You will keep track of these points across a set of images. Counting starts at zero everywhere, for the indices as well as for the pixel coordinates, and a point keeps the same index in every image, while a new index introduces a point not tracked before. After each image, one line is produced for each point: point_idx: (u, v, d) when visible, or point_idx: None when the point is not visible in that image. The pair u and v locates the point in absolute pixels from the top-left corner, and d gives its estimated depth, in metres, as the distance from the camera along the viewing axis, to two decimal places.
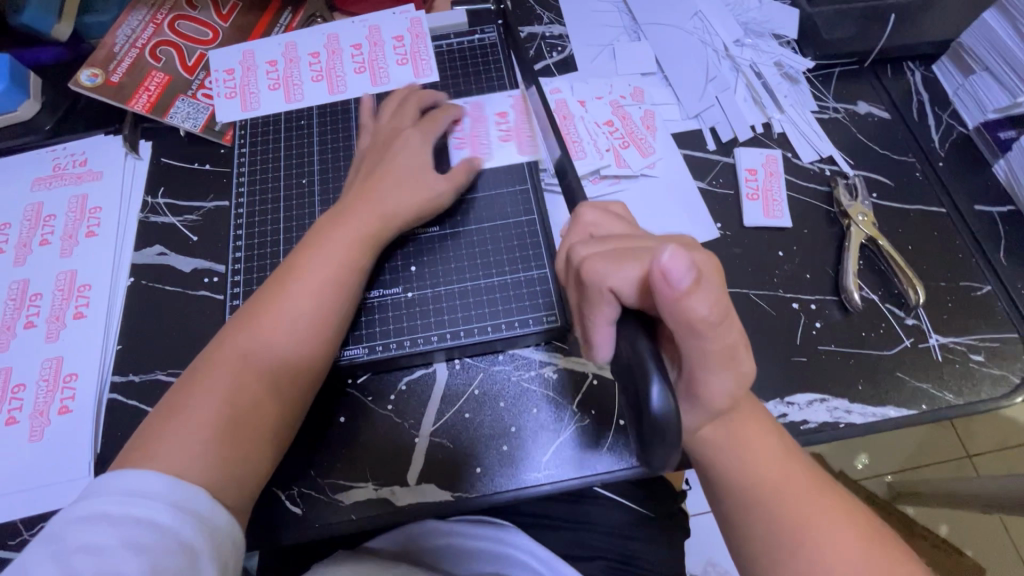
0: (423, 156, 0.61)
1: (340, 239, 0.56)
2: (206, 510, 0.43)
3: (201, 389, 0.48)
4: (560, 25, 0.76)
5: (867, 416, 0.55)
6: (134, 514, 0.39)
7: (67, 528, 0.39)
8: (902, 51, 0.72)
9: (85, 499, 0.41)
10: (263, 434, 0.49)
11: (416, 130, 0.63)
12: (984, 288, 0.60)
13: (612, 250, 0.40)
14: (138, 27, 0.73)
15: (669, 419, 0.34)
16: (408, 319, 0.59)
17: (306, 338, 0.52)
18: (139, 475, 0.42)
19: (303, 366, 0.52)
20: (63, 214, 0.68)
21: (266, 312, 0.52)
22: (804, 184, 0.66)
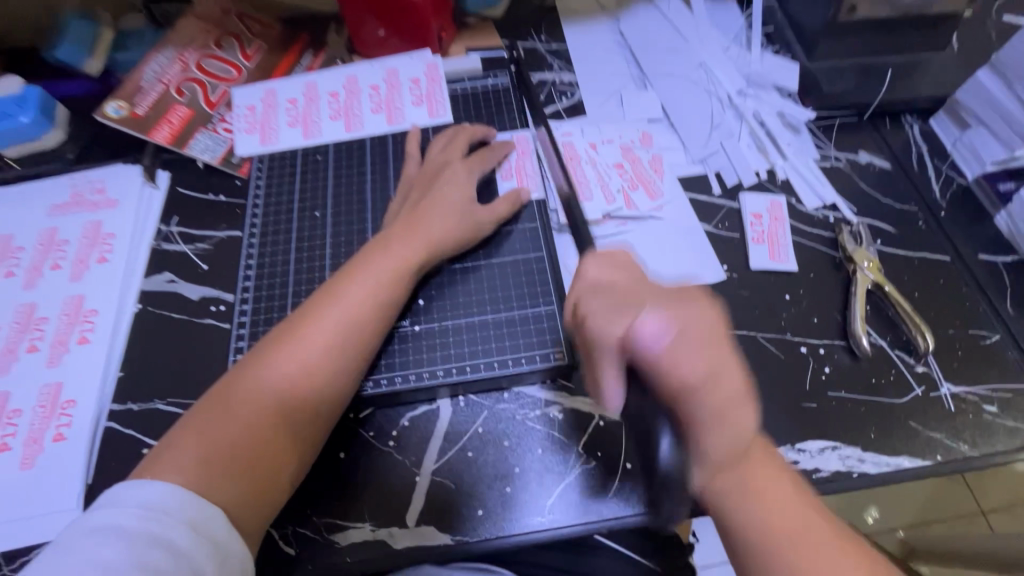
0: (464, 192, 0.63)
1: (349, 277, 0.56)
2: (221, 535, 0.43)
3: (204, 424, 0.48)
4: (570, 72, 0.79)
5: (881, 465, 0.54)
6: (151, 531, 0.40)
7: (83, 539, 0.39)
8: (901, 105, 0.75)
9: (105, 507, 0.41)
10: (267, 473, 0.48)
11: (465, 164, 0.66)
12: (992, 337, 0.60)
13: (606, 301, 0.42)
14: (165, 64, 0.76)
15: None
16: (412, 354, 0.58)
17: (311, 374, 0.51)
18: (158, 488, 0.42)
19: (307, 401, 0.50)
20: (77, 239, 0.68)
21: (271, 346, 0.52)
22: (809, 229, 0.67)
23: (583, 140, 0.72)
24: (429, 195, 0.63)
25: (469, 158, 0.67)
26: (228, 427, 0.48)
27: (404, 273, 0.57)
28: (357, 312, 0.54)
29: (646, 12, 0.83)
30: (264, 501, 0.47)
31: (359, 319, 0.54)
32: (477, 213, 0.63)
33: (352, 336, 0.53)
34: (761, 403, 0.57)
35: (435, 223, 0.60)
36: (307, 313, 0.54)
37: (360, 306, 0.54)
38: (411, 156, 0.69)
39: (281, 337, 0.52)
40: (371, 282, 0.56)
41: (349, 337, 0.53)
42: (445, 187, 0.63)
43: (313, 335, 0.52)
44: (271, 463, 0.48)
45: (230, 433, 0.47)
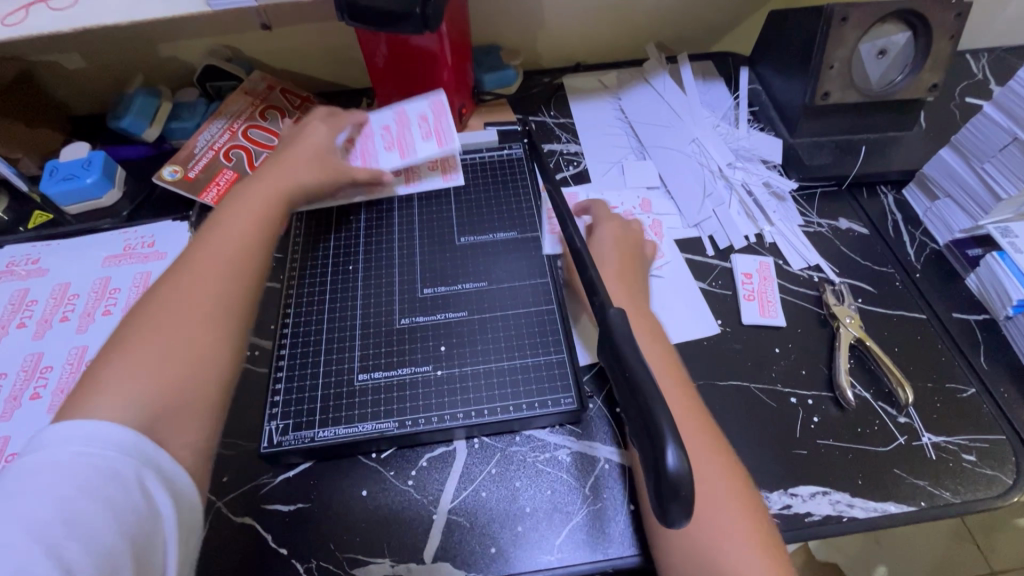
0: (325, 143, 0.75)
1: (220, 218, 0.62)
2: (167, 467, 0.44)
3: (123, 355, 0.48)
4: (576, 144, 0.89)
5: (869, 511, 0.58)
6: (94, 464, 0.41)
7: (31, 479, 0.39)
8: (875, 177, 0.83)
9: (44, 450, 0.41)
10: (215, 327, 0.52)
11: (324, 123, 0.77)
12: (968, 390, 0.65)
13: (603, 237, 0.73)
14: (217, 134, 0.85)
15: (682, 476, 0.39)
16: (422, 393, 0.63)
17: (234, 253, 0.58)
18: (95, 428, 0.42)
19: (236, 272, 0.57)
20: (127, 288, 0.75)
21: (193, 255, 0.57)
22: (796, 288, 0.73)
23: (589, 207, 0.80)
24: (279, 160, 0.72)
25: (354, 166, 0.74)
26: (169, 324, 0.51)
27: (263, 215, 0.64)
28: (240, 237, 0.60)
29: (643, 92, 0.94)
30: (199, 434, 0.48)
31: (243, 245, 0.59)
32: (334, 160, 0.75)
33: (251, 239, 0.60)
34: (755, 449, 0.61)
35: (300, 172, 0.71)
36: (205, 245, 0.58)
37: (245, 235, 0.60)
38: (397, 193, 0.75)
39: (199, 247, 0.58)
40: (228, 224, 0.61)
41: (249, 240, 0.60)
42: (292, 152, 0.73)
43: (212, 262, 0.56)
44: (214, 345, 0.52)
45: (171, 323, 0.51)
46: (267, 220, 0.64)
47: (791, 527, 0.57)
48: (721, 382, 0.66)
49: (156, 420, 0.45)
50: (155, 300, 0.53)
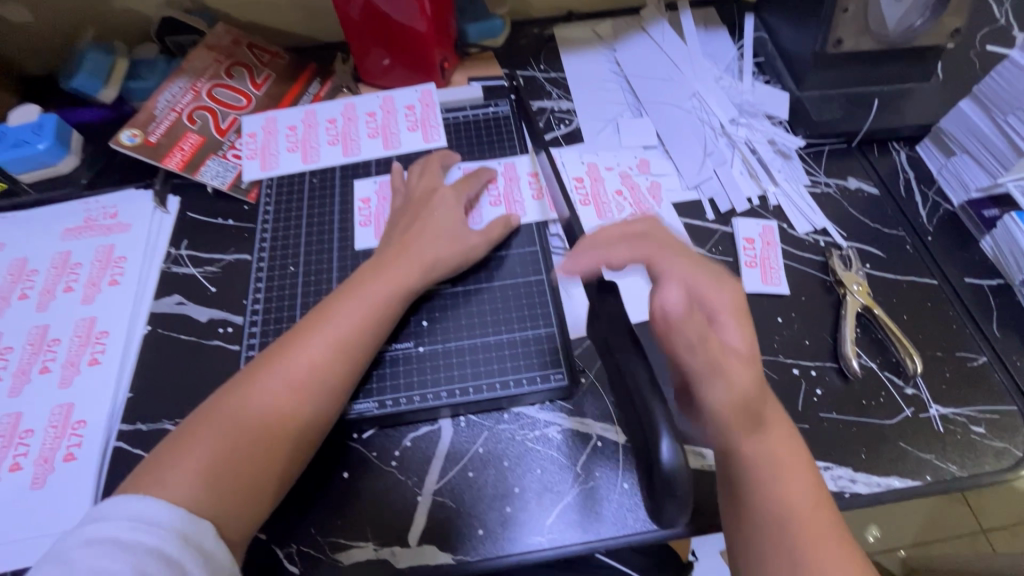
0: (457, 215, 0.65)
1: (351, 296, 0.58)
2: (208, 545, 0.45)
3: (199, 431, 0.50)
4: (568, 100, 0.82)
5: (872, 485, 0.55)
6: (134, 538, 0.42)
7: (77, 550, 0.41)
8: (887, 133, 0.77)
9: (97, 521, 0.43)
10: (274, 436, 0.51)
11: (452, 189, 0.68)
12: (978, 359, 0.62)
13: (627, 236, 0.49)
14: (178, 93, 0.78)
15: (679, 473, 0.36)
16: (412, 368, 0.60)
17: (322, 361, 0.54)
18: (153, 503, 0.45)
19: (313, 389, 0.54)
20: (89, 263, 0.71)
21: (278, 352, 0.54)
22: (800, 253, 0.69)
23: (581, 168, 0.75)
24: (419, 223, 0.64)
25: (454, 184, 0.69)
26: (235, 419, 0.51)
27: (395, 298, 0.59)
28: (352, 331, 0.56)
29: (640, 42, 0.87)
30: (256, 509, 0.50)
31: (363, 331, 0.57)
32: (466, 238, 0.65)
33: (351, 345, 0.56)
34: None
35: (427, 248, 0.62)
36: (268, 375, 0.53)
37: (364, 329, 0.57)
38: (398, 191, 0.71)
39: (286, 343, 0.55)
40: (365, 303, 0.58)
41: (358, 337, 0.56)
42: (434, 218, 0.64)
43: (293, 368, 0.53)
44: (275, 450, 0.51)
45: (236, 419, 0.51)
46: (398, 301, 0.59)
47: None
48: None
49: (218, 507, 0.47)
50: (245, 381, 0.53)
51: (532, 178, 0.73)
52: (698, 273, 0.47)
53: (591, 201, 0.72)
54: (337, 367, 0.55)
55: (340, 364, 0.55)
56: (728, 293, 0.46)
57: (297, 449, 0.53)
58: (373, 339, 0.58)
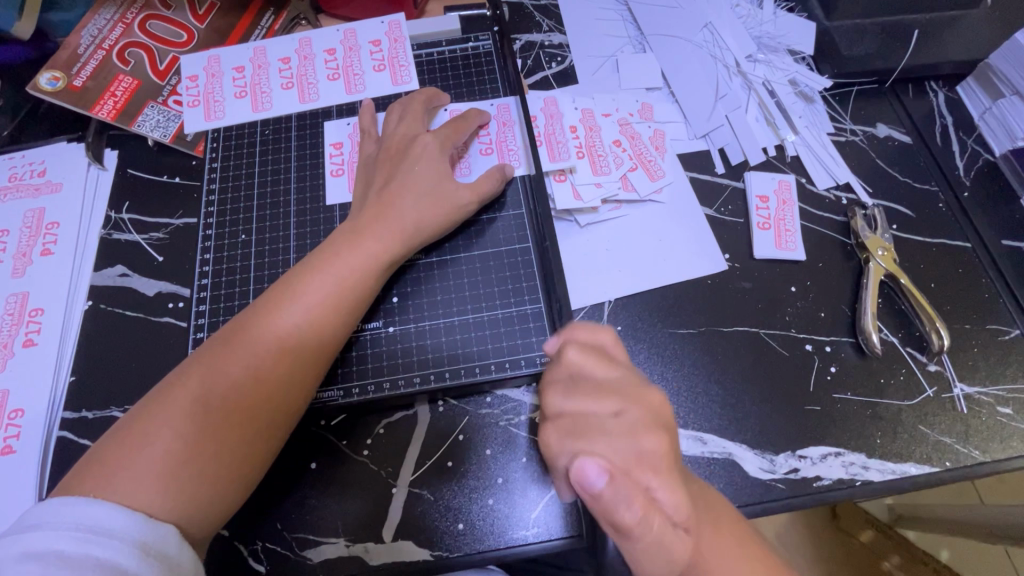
0: (440, 166, 0.57)
1: (322, 266, 0.51)
2: (172, 550, 0.39)
3: (152, 423, 0.43)
4: (560, 33, 0.71)
5: (886, 473, 0.51)
6: (87, 553, 0.35)
7: (13, 565, 0.34)
8: (925, 71, 0.67)
9: (36, 528, 0.36)
10: (240, 427, 0.45)
11: (435, 135, 0.58)
12: (1011, 332, 0.56)
13: (568, 419, 0.39)
14: (105, 27, 0.67)
15: None
16: (391, 351, 0.54)
17: (293, 342, 0.48)
18: (105, 508, 0.38)
19: (284, 376, 0.47)
20: (17, 229, 0.62)
21: (240, 332, 0.47)
22: (818, 213, 0.62)
23: (576, 115, 0.65)
24: (396, 177, 0.56)
25: (440, 129, 0.59)
26: (193, 411, 0.44)
27: (375, 269, 0.52)
28: (326, 305, 0.49)
29: None
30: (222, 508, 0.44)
31: (336, 304, 0.50)
32: (452, 192, 0.56)
33: (326, 322, 0.49)
34: (760, 406, 0.53)
35: (408, 209, 0.54)
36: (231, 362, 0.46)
37: (336, 304, 0.50)
38: (368, 134, 0.61)
39: (251, 320, 0.48)
40: (341, 275, 0.50)
41: (333, 313, 0.49)
42: (411, 173, 0.56)
43: (261, 349, 0.47)
44: (242, 444, 0.45)
45: (196, 406, 0.44)
46: (380, 271, 0.52)
47: (797, 492, 0.50)
48: (725, 329, 0.56)
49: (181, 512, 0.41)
50: (203, 364, 0.46)
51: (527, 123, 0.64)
52: (616, 439, 0.37)
53: (587, 153, 0.63)
54: (310, 349, 0.48)
55: (313, 345, 0.48)
56: (654, 450, 0.37)
57: (264, 443, 0.46)
58: (350, 315, 0.51)
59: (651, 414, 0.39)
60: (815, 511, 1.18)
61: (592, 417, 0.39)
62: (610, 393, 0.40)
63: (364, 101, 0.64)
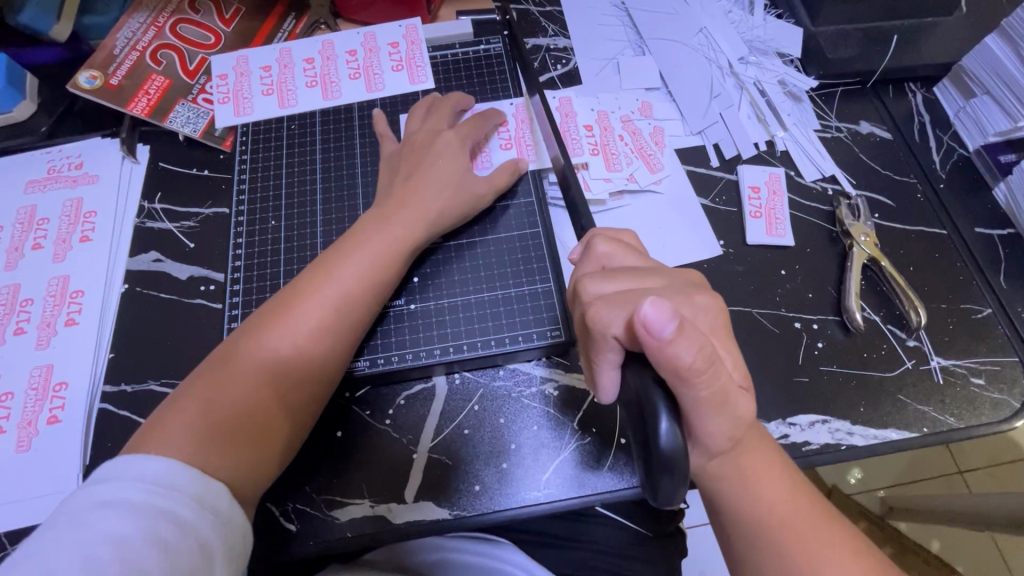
0: (461, 160, 0.61)
1: (352, 250, 0.55)
2: (224, 507, 0.43)
3: (200, 395, 0.47)
4: (565, 37, 0.76)
5: (869, 438, 0.55)
6: (155, 502, 0.39)
7: (92, 513, 0.38)
8: (904, 72, 0.72)
9: (106, 482, 0.40)
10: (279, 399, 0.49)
11: (456, 133, 0.63)
12: (984, 311, 0.61)
13: (615, 295, 0.41)
14: (138, 30, 0.71)
15: (677, 453, 0.35)
16: (422, 326, 0.58)
17: (326, 318, 0.51)
18: (169, 463, 0.42)
19: (319, 350, 0.51)
20: (57, 218, 0.66)
21: (280, 309, 0.51)
22: (807, 203, 0.66)
23: (591, 115, 0.70)
24: (418, 168, 0.60)
25: (460, 125, 0.64)
26: (236, 383, 0.48)
27: (401, 252, 0.56)
28: (356, 285, 0.53)
29: None
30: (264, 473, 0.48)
31: (365, 284, 0.54)
32: (470, 184, 0.61)
33: (357, 302, 0.53)
34: (753, 378, 0.58)
35: (431, 198, 0.58)
36: (268, 339, 0.50)
37: (365, 286, 0.54)
38: (386, 137, 0.66)
39: (288, 299, 0.52)
40: (371, 258, 0.54)
41: (368, 288, 0.54)
42: (432, 160, 0.60)
43: (297, 329, 0.51)
44: (281, 412, 0.49)
45: (237, 379, 0.48)
46: (407, 255, 0.57)
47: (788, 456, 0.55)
48: None
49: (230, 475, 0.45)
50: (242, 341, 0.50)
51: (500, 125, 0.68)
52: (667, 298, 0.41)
53: (601, 151, 0.67)
54: (343, 327, 0.52)
55: (345, 322, 0.52)
56: (704, 307, 0.42)
57: (301, 414, 0.50)
58: (378, 296, 0.55)
59: (687, 283, 0.44)
60: None
61: (637, 289, 0.42)
62: (650, 273, 0.44)
63: (378, 111, 0.68)
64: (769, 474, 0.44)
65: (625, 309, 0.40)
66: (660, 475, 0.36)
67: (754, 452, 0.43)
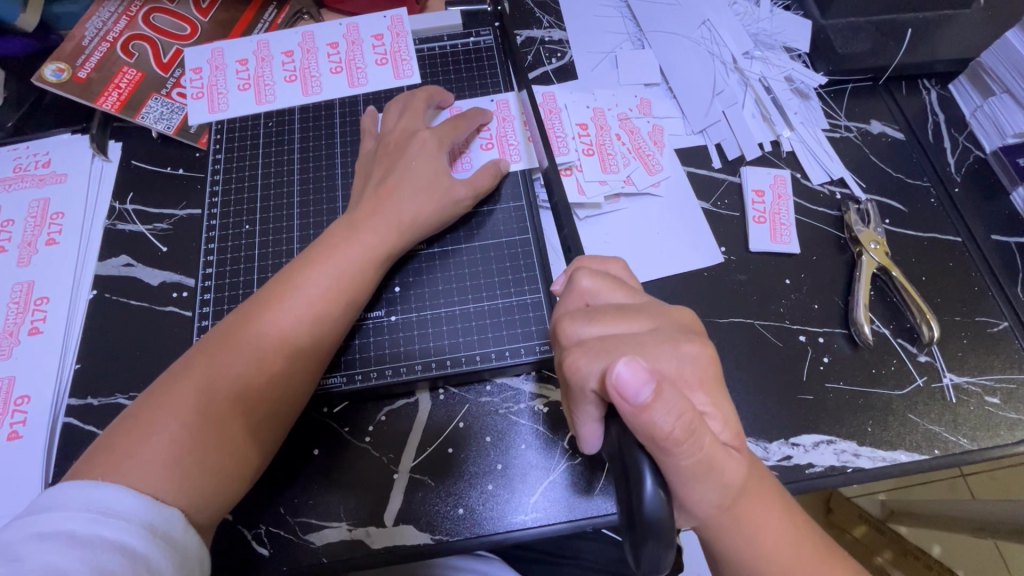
0: (439, 161, 0.58)
1: (321, 260, 0.51)
2: (177, 532, 0.40)
3: (157, 414, 0.44)
4: (560, 29, 0.72)
5: (876, 460, 0.52)
6: (97, 533, 0.36)
7: (27, 545, 0.35)
8: (918, 68, 0.69)
9: (46, 511, 0.37)
10: (244, 418, 0.46)
11: (433, 133, 0.59)
12: (1000, 324, 0.57)
13: (595, 342, 0.39)
14: (109, 20, 0.67)
15: (662, 519, 0.32)
16: (400, 338, 0.55)
17: (297, 330, 0.49)
18: (117, 490, 0.39)
19: (285, 366, 0.48)
20: (23, 219, 0.63)
21: (241, 324, 0.48)
22: (813, 207, 0.63)
23: (586, 113, 0.66)
24: (395, 170, 0.56)
25: (438, 126, 0.60)
26: (198, 400, 0.45)
27: (372, 261, 0.53)
28: (328, 295, 0.50)
29: None
30: (226, 497, 0.45)
31: (334, 296, 0.50)
32: (450, 188, 0.57)
33: (326, 315, 0.50)
34: (754, 395, 0.54)
35: (407, 202, 0.55)
36: (232, 353, 0.47)
37: (337, 296, 0.51)
38: (368, 132, 0.62)
39: (251, 313, 0.49)
40: (340, 267, 0.51)
41: (341, 298, 0.51)
42: (411, 161, 0.57)
43: (263, 341, 0.48)
44: (247, 430, 0.46)
45: (199, 396, 0.45)
46: (378, 263, 0.53)
47: (790, 478, 0.52)
48: (720, 319, 0.58)
49: (189, 500, 0.42)
50: (205, 355, 0.47)
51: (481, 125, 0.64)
52: (650, 349, 0.38)
53: (596, 151, 0.64)
54: (315, 340, 0.49)
55: (313, 337, 0.49)
56: (691, 357, 0.39)
57: (268, 432, 0.48)
58: (352, 306, 0.52)
59: (675, 327, 0.40)
60: (809, 507, 1.19)
61: (618, 336, 0.39)
62: (634, 314, 0.40)
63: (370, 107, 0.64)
64: (770, 507, 0.41)
65: (603, 361, 0.37)
66: (642, 543, 0.32)
67: (754, 484, 0.40)
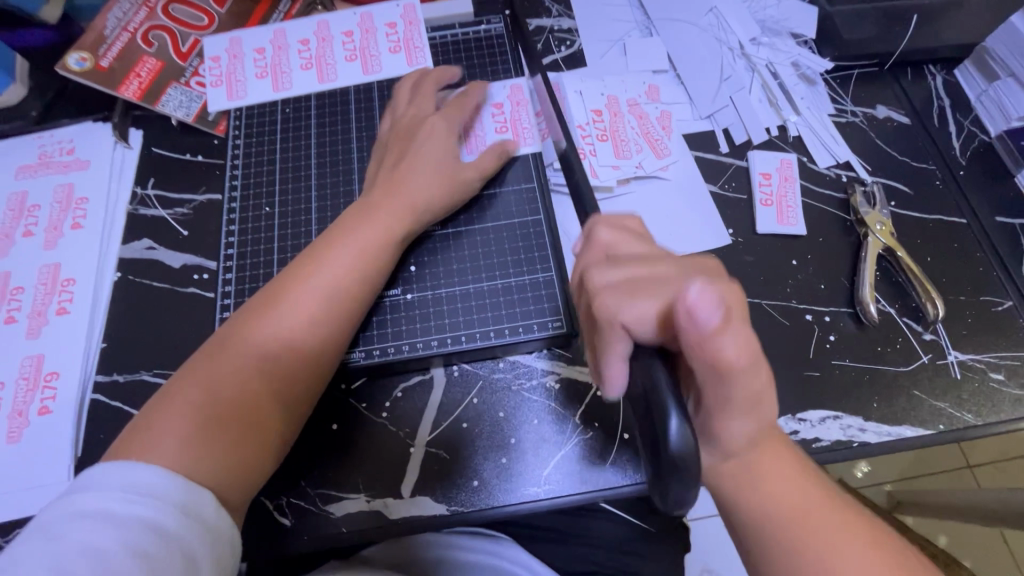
0: (448, 145, 0.59)
1: (340, 238, 0.53)
2: (210, 514, 0.40)
3: (189, 390, 0.46)
4: (570, 18, 0.73)
5: (882, 435, 0.53)
6: (133, 514, 0.37)
7: (65, 524, 0.36)
8: (923, 54, 0.69)
9: (85, 491, 0.38)
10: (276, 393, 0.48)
11: (443, 117, 0.60)
12: (1004, 303, 0.58)
13: (622, 282, 0.38)
14: (130, 10, 0.69)
15: (688, 454, 0.32)
16: (417, 315, 0.57)
17: (319, 307, 0.50)
18: (152, 470, 0.40)
19: (310, 343, 0.50)
20: (48, 204, 0.65)
21: (265, 304, 0.50)
22: (820, 191, 0.64)
23: (600, 100, 0.67)
24: (411, 152, 0.58)
25: (445, 108, 0.61)
26: (228, 377, 0.47)
27: (389, 238, 0.54)
28: (346, 274, 0.52)
29: None
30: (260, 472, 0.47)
31: (350, 275, 0.52)
32: (459, 170, 0.59)
33: (347, 292, 0.51)
34: None
35: (422, 184, 0.56)
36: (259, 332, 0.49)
37: (359, 273, 0.52)
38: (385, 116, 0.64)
39: (274, 293, 0.50)
40: (358, 246, 0.53)
41: (361, 277, 0.52)
42: (428, 145, 0.58)
43: (289, 319, 0.49)
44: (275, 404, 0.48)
45: (229, 373, 0.47)
46: (395, 241, 0.55)
47: None
48: None
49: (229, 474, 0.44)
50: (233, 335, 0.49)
51: (496, 109, 0.65)
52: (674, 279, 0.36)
53: (609, 137, 0.65)
54: (337, 315, 0.51)
55: (336, 314, 0.51)
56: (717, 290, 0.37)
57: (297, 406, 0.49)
58: (372, 284, 0.53)
59: (697, 264, 0.39)
60: None
61: (641, 277, 0.38)
62: (657, 261, 0.39)
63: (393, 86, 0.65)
64: None
65: (632, 298, 0.36)
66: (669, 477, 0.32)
67: (772, 443, 0.40)
